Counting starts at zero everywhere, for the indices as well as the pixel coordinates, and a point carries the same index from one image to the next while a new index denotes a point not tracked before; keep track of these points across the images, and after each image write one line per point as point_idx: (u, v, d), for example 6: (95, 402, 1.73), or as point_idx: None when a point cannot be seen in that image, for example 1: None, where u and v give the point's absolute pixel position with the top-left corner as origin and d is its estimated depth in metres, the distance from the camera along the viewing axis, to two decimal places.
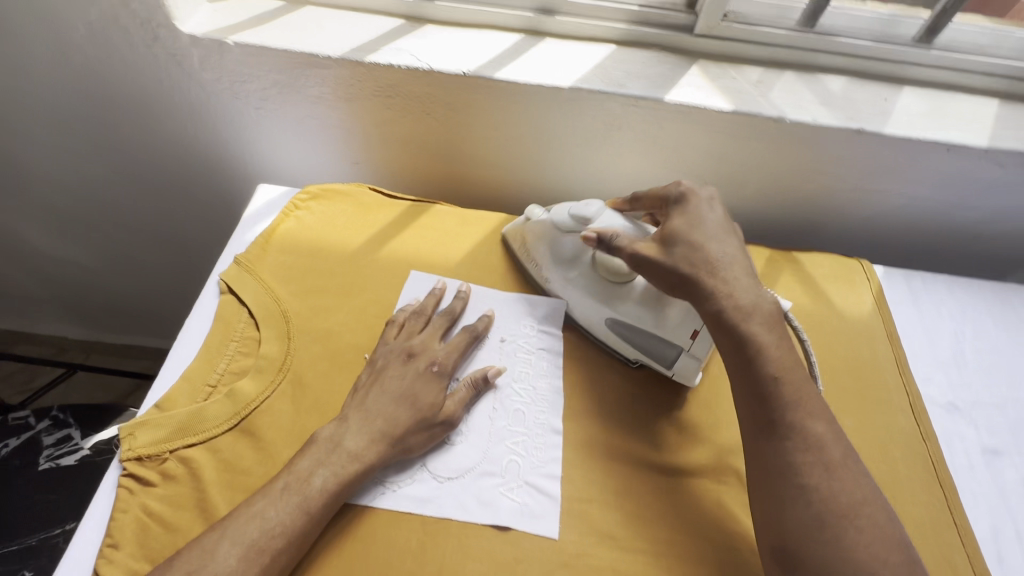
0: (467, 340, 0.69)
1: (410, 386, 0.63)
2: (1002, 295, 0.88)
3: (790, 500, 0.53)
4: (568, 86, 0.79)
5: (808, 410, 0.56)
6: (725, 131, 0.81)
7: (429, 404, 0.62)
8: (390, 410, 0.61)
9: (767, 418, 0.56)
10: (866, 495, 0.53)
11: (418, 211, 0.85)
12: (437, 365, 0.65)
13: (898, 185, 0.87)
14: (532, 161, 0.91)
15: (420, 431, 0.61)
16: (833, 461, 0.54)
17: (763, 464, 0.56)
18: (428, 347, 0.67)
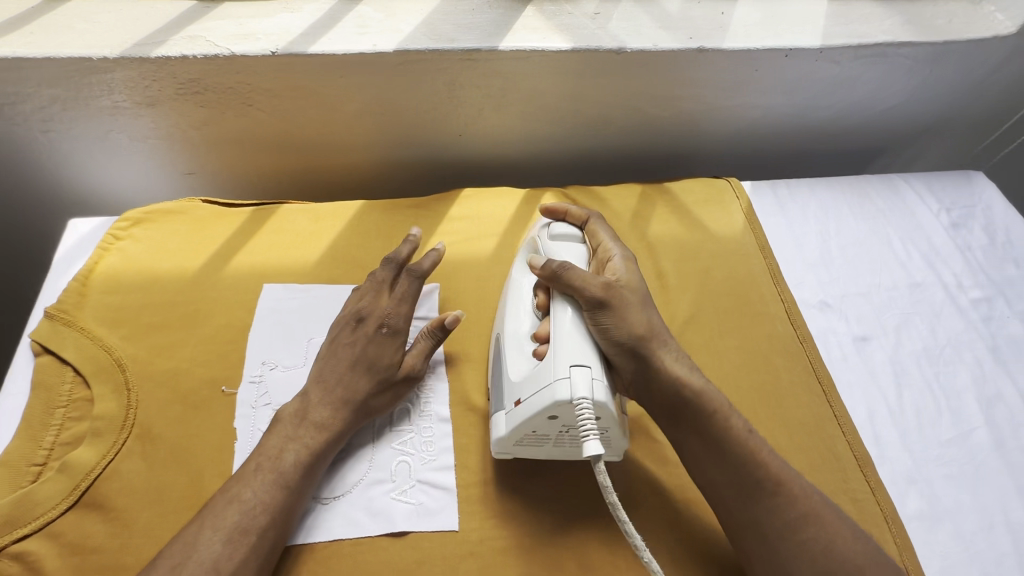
0: (413, 291, 0.64)
1: (361, 352, 0.60)
2: (859, 187, 0.92)
3: None
4: (393, 49, 0.72)
5: (786, 487, 0.52)
6: (570, 71, 0.78)
7: (385, 364, 0.60)
8: (345, 377, 0.59)
9: (756, 514, 0.52)
10: (867, 559, 0.51)
11: (264, 215, 0.77)
12: (387, 325, 0.61)
13: (749, 98, 0.87)
14: (382, 137, 0.84)
15: (383, 393, 0.60)
16: (828, 532, 0.51)
17: (777, 561, 0.51)
18: (374, 306, 0.62)
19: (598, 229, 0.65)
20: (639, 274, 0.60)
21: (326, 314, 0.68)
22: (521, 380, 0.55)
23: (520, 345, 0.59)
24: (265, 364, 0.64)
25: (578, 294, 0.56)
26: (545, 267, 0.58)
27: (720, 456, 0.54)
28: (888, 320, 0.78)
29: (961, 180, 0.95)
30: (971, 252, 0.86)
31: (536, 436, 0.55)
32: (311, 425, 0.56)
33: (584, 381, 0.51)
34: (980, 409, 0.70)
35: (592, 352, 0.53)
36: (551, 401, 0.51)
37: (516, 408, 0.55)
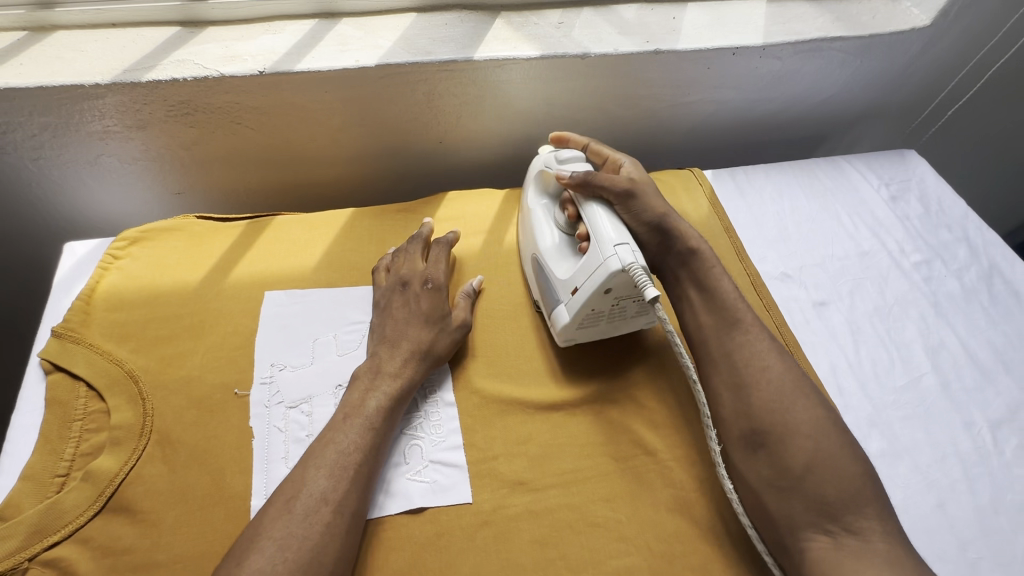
0: (444, 254, 0.76)
1: (417, 305, 0.69)
2: (808, 169, 1.01)
3: (784, 439, 0.57)
4: (376, 64, 0.77)
5: (759, 350, 0.63)
6: (540, 76, 0.84)
7: (440, 312, 0.70)
8: (408, 330, 0.67)
9: (737, 371, 0.62)
10: (824, 419, 0.58)
11: (259, 227, 0.80)
12: (431, 282, 0.72)
13: (704, 93, 0.95)
14: (367, 147, 0.88)
15: (441, 337, 0.68)
16: (791, 391, 0.60)
17: (748, 410, 0.60)
18: (415, 270, 0.73)
19: (600, 148, 0.79)
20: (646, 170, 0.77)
21: (329, 315, 0.72)
22: (575, 271, 0.67)
23: (557, 250, 0.72)
24: (275, 365, 0.67)
25: (607, 192, 0.70)
26: (572, 177, 0.70)
27: (710, 304, 0.67)
28: (842, 285, 0.86)
29: (896, 158, 1.05)
30: (910, 221, 0.96)
31: (594, 314, 0.67)
32: (363, 413, 0.60)
33: (628, 253, 0.62)
34: (927, 357, 0.79)
35: (626, 233, 0.65)
36: (603, 275, 0.62)
37: (575, 294, 0.66)
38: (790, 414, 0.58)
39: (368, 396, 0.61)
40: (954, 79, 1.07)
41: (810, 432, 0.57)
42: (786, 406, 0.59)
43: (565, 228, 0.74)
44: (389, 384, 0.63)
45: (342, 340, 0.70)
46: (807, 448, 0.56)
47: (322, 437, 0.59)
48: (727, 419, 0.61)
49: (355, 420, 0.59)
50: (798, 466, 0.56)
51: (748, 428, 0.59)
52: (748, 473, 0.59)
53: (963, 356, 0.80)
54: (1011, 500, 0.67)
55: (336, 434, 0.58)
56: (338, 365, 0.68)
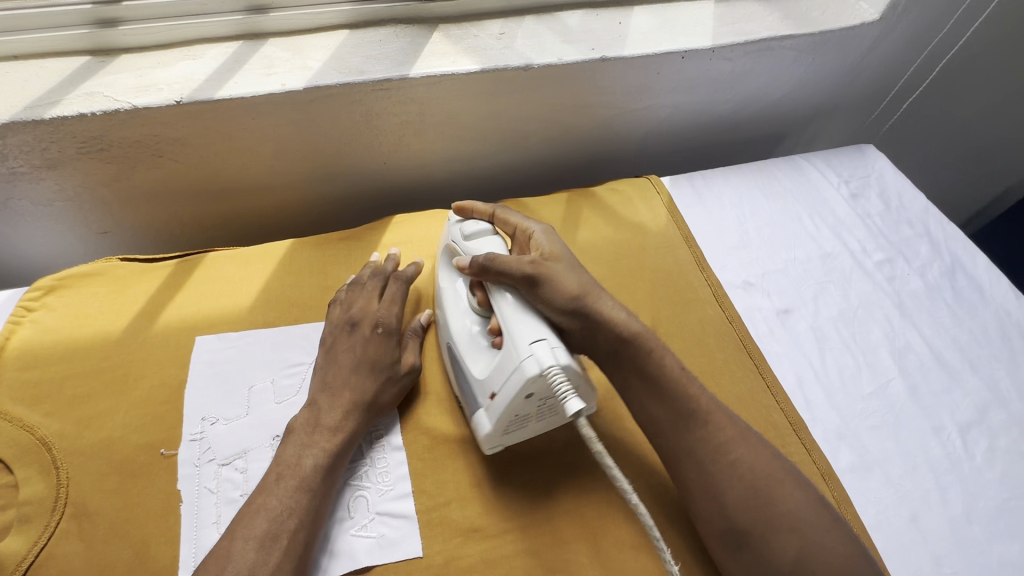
0: (400, 295, 0.70)
1: (363, 351, 0.64)
2: (767, 171, 0.99)
3: (770, 536, 0.54)
4: (303, 87, 0.72)
5: (723, 437, 0.58)
6: (483, 90, 0.80)
7: (387, 361, 0.64)
8: (351, 380, 0.62)
9: (702, 464, 0.57)
10: (809, 502, 0.55)
11: (190, 266, 0.75)
12: (381, 325, 0.66)
13: (657, 99, 0.93)
14: (306, 173, 0.84)
15: (385, 389, 0.63)
16: (759, 478, 0.56)
17: (721, 505, 0.56)
18: (367, 310, 0.67)
19: (507, 216, 0.71)
20: (561, 242, 0.67)
21: (266, 359, 0.67)
22: (490, 372, 0.59)
23: (469, 344, 0.63)
24: (206, 420, 0.62)
25: (512, 279, 0.61)
26: (473, 265, 0.64)
27: (657, 395, 0.59)
28: (805, 290, 0.84)
29: (855, 154, 1.03)
30: (871, 219, 0.94)
31: (517, 418, 0.58)
32: (299, 473, 0.55)
33: (546, 354, 0.55)
34: (893, 361, 0.77)
35: (543, 326, 0.58)
36: (523, 381, 0.55)
37: (493, 400, 0.58)
38: (767, 506, 0.54)
39: (303, 454, 0.57)
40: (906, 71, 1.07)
41: (791, 522, 0.53)
42: (762, 498, 0.55)
43: (479, 312, 0.65)
44: (328, 440, 0.58)
45: (281, 387, 0.65)
46: (792, 541, 0.53)
47: (250, 500, 0.54)
48: (703, 518, 0.57)
49: (290, 481, 0.55)
50: (785, 565, 0.52)
51: (727, 527, 0.55)
52: (736, 570, 0.56)
53: (929, 357, 0.78)
54: (985, 507, 0.66)
55: (266, 499, 0.54)
56: (276, 415, 0.63)
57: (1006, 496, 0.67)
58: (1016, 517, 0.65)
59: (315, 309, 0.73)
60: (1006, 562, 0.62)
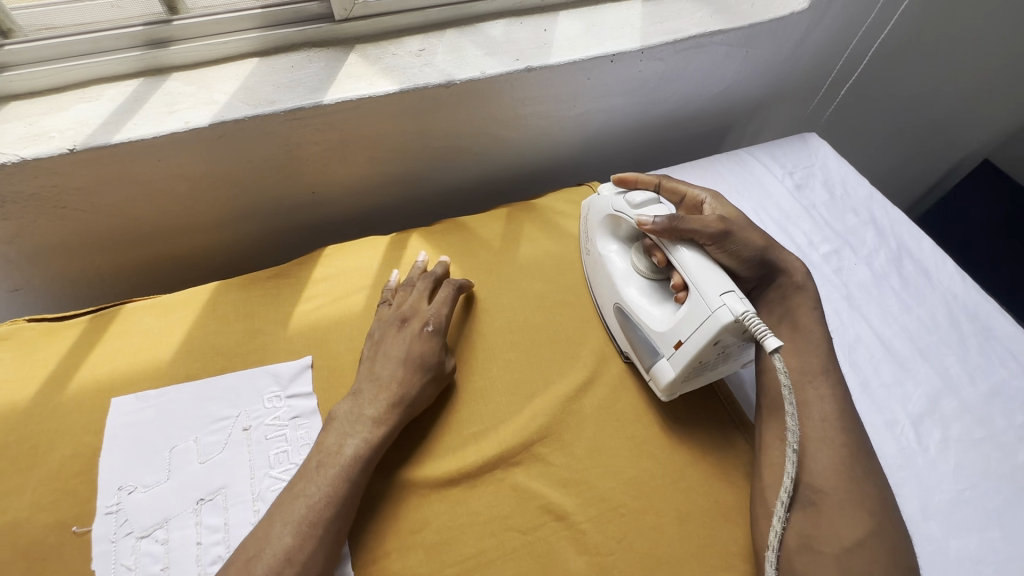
0: (450, 295, 0.71)
1: (411, 347, 0.64)
2: (711, 168, 0.98)
3: (841, 510, 0.54)
4: (209, 123, 0.68)
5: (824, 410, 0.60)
6: (406, 111, 0.77)
7: (432, 359, 0.64)
8: (399, 372, 0.62)
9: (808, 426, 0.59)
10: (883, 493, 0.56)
11: (105, 320, 0.71)
12: (431, 324, 0.67)
13: (592, 104, 0.90)
14: (228, 209, 0.80)
15: (427, 385, 0.63)
16: (855, 455, 0.57)
17: (810, 472, 0.57)
18: (416, 309, 0.68)
19: (676, 185, 0.76)
20: (732, 206, 0.74)
21: (186, 416, 0.63)
22: (675, 323, 0.61)
23: (646, 301, 0.67)
24: (122, 489, 0.58)
25: (701, 235, 0.63)
26: (656, 224, 0.63)
27: (798, 345, 0.65)
28: None
29: (798, 144, 1.02)
30: (815, 210, 0.93)
31: (699, 366, 0.61)
32: (338, 462, 0.56)
33: (738, 302, 0.56)
34: (843, 356, 0.76)
35: (727, 277, 0.59)
36: (715, 328, 0.56)
37: (680, 350, 0.60)
38: (856, 483, 0.55)
39: (344, 441, 0.57)
40: (842, 57, 1.07)
41: (873, 509, 0.54)
42: (858, 476, 0.56)
43: (648, 276, 0.69)
44: (368, 429, 0.58)
45: (205, 445, 0.61)
46: (865, 522, 0.53)
47: (290, 486, 0.55)
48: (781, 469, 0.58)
49: (329, 470, 0.55)
50: (847, 540, 0.53)
51: (805, 484, 0.56)
52: (788, 526, 0.55)
53: (879, 348, 0.77)
54: (940, 501, 0.65)
55: (305, 485, 0.55)
56: (200, 476, 0.59)
57: (961, 487, 0.66)
58: (972, 508, 0.64)
59: (242, 355, 0.69)
60: (964, 557, 0.61)
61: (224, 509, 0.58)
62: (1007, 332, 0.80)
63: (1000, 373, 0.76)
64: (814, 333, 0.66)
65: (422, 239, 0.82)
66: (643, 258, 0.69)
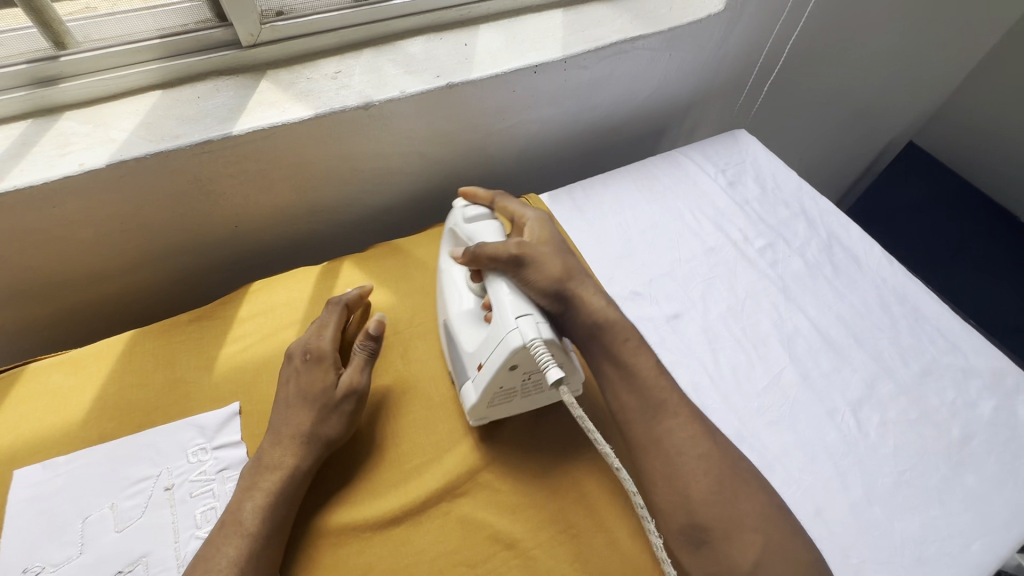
0: (337, 315, 0.66)
1: (298, 386, 0.61)
2: (646, 171, 0.98)
3: (727, 542, 0.53)
4: (106, 163, 0.64)
5: (680, 437, 0.58)
6: (324, 136, 0.74)
7: (320, 382, 0.61)
8: (289, 416, 0.59)
9: (675, 463, 0.57)
10: (767, 507, 0.55)
11: (5, 384, 0.65)
12: (309, 351, 0.63)
13: (521, 115, 0.89)
14: (142, 250, 0.75)
15: (324, 411, 0.59)
16: (724, 483, 0.56)
17: (688, 508, 0.55)
18: (298, 339, 0.65)
19: (507, 203, 0.74)
20: (551, 231, 0.71)
21: (98, 482, 0.58)
22: (478, 346, 0.60)
23: (470, 320, 0.65)
24: (27, 571, 0.53)
25: (501, 263, 0.62)
26: (465, 254, 0.63)
27: (629, 382, 0.62)
28: (694, 292, 0.82)
29: (729, 141, 1.04)
30: (748, 206, 0.95)
31: (503, 391, 0.60)
32: (246, 519, 0.53)
33: (531, 326, 0.56)
34: (783, 349, 0.77)
35: (528, 304, 0.59)
36: (507, 352, 0.55)
37: (479, 372, 0.59)
38: (733, 505, 0.55)
39: (248, 500, 0.54)
40: (762, 54, 1.10)
41: (758, 525, 0.54)
42: (727, 498, 0.55)
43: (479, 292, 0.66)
44: (275, 480, 0.55)
45: (122, 511, 0.57)
46: (754, 541, 0.53)
47: (209, 551, 0.52)
48: (665, 512, 0.56)
49: (239, 529, 0.53)
50: (745, 566, 0.52)
51: (687, 521, 0.55)
52: (693, 571, 0.54)
53: (816, 338, 0.78)
54: (883, 485, 0.66)
55: (223, 550, 0.52)
56: (117, 546, 0.55)
57: (901, 469, 0.67)
58: (912, 489, 0.66)
59: (161, 408, 0.64)
60: (908, 538, 0.62)
61: None
62: (933, 311, 0.83)
63: (931, 351, 0.78)
64: (642, 364, 0.63)
65: (355, 266, 0.79)
66: (470, 284, 0.67)
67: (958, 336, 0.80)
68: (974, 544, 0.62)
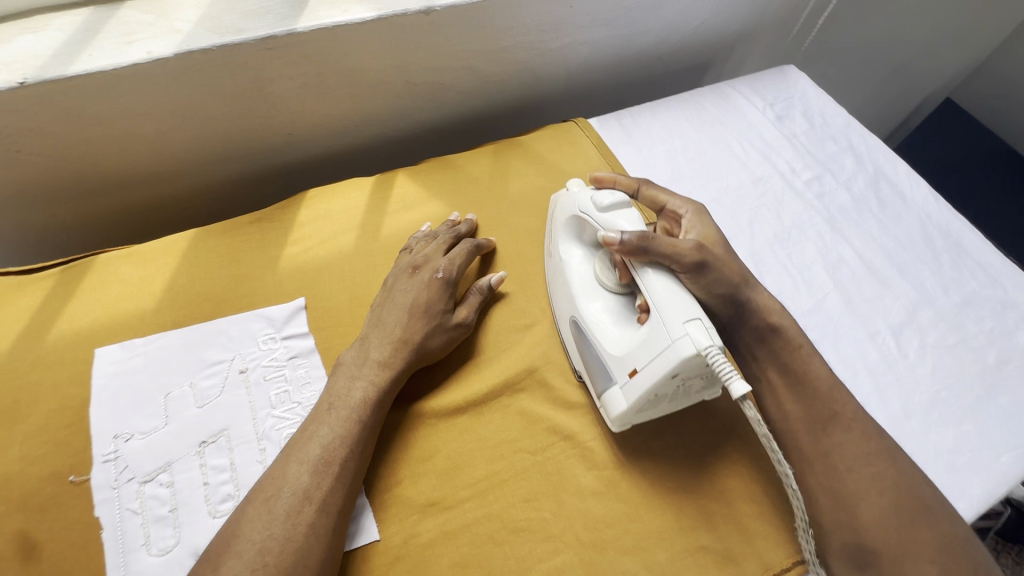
0: (467, 250, 0.68)
1: (420, 297, 0.63)
2: (693, 101, 0.97)
3: (897, 575, 0.49)
4: (172, 53, 0.63)
5: (845, 458, 0.53)
6: (385, 41, 0.73)
7: (439, 309, 0.63)
8: (404, 321, 0.61)
9: (845, 483, 0.53)
10: (950, 542, 0.50)
11: (74, 273, 0.67)
12: (442, 273, 0.65)
13: (575, 34, 0.88)
14: (198, 150, 0.76)
15: (436, 335, 0.61)
16: (906, 515, 0.51)
17: (858, 531, 0.51)
18: (431, 258, 0.66)
19: (655, 195, 0.68)
20: (714, 227, 0.65)
21: (177, 363, 0.61)
22: (632, 350, 0.55)
23: (606, 320, 0.60)
24: (118, 437, 0.56)
25: (672, 262, 0.56)
26: (625, 243, 0.55)
27: (802, 390, 0.57)
28: (742, 220, 0.83)
29: (778, 77, 1.02)
30: (797, 139, 0.94)
31: (654, 398, 0.55)
32: (349, 404, 0.55)
33: (702, 332, 0.50)
34: (828, 276, 0.78)
35: (695, 305, 0.52)
36: (673, 361, 0.50)
37: (633, 379, 0.54)
38: (906, 532, 0.50)
39: (353, 386, 0.56)
40: None
41: (933, 556, 0.49)
42: (903, 523, 0.51)
43: (616, 290, 0.62)
44: (375, 372, 0.57)
45: (201, 389, 0.60)
46: (932, 574, 0.49)
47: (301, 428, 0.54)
48: (827, 531, 0.53)
49: (340, 412, 0.54)
50: None
51: (852, 543, 0.51)
52: None
53: (860, 267, 0.80)
54: (920, 402, 0.68)
55: (317, 426, 0.54)
56: (200, 420, 0.58)
57: (938, 388, 0.70)
58: (948, 406, 0.68)
59: (230, 300, 0.66)
60: (941, 449, 0.65)
61: (228, 450, 0.57)
62: (976, 247, 0.84)
63: (971, 284, 0.80)
64: (817, 372, 0.58)
65: (408, 178, 0.79)
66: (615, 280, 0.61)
67: (999, 271, 0.81)
68: (1003, 456, 0.66)
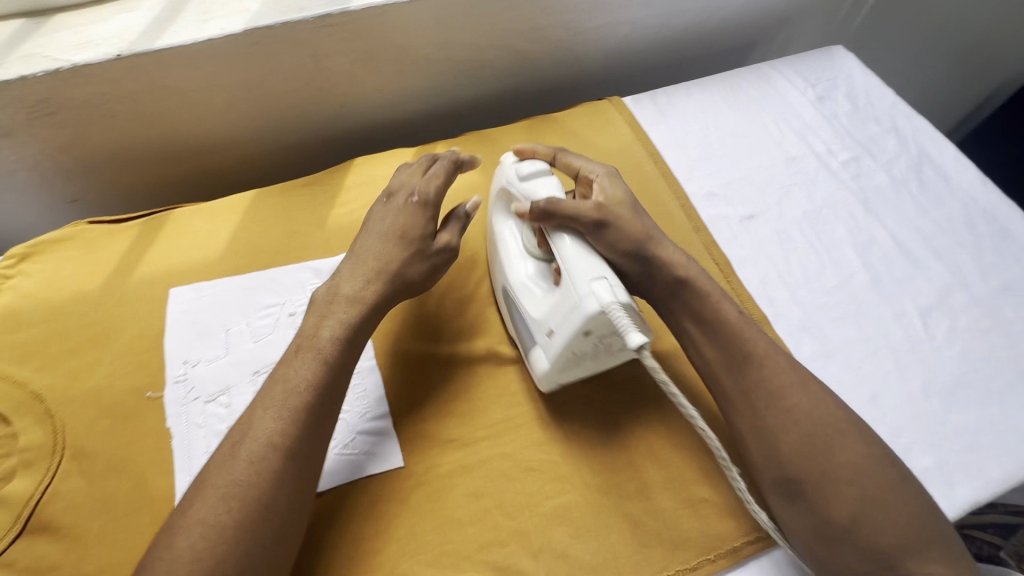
0: (444, 170, 0.68)
1: (394, 224, 0.63)
2: (731, 80, 0.97)
3: (822, 497, 0.51)
4: (242, 29, 0.71)
5: (761, 393, 0.56)
6: (430, 20, 0.79)
7: (415, 234, 0.63)
8: (378, 251, 0.62)
9: (764, 419, 0.55)
10: (874, 465, 0.51)
11: (155, 224, 0.76)
12: (415, 195, 0.65)
13: (613, 14, 0.90)
14: (261, 120, 0.84)
15: (413, 262, 0.63)
16: (822, 437, 0.52)
17: (779, 460, 0.53)
18: (406, 183, 0.67)
19: (570, 160, 0.69)
20: (624, 188, 0.65)
21: (236, 304, 0.69)
22: (549, 312, 0.58)
23: (533, 286, 0.63)
24: (187, 362, 0.65)
25: (576, 224, 0.58)
26: (533, 210, 0.58)
27: (713, 337, 0.59)
28: (772, 198, 0.84)
29: (823, 57, 1.01)
30: (837, 120, 0.93)
31: (573, 355, 0.58)
32: (317, 345, 0.56)
33: (607, 290, 0.52)
34: (858, 256, 0.78)
35: (602, 265, 0.55)
36: (582, 317, 0.53)
37: (550, 339, 0.57)
38: (825, 458, 0.52)
39: (321, 325, 0.58)
40: None
41: (851, 475, 0.50)
42: (822, 449, 0.52)
43: (539, 257, 0.64)
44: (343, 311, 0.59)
45: (256, 327, 0.68)
46: (851, 494, 0.50)
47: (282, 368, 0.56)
48: (757, 466, 0.55)
49: (307, 354, 0.55)
50: (842, 517, 0.50)
51: (779, 474, 0.53)
52: (790, 520, 0.53)
53: (893, 248, 0.79)
54: (943, 383, 0.68)
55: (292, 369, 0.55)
56: (254, 353, 0.66)
57: (965, 370, 0.69)
58: (974, 389, 0.68)
59: (284, 253, 0.74)
60: (962, 429, 0.65)
61: None
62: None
63: (1014, 270, 0.77)
64: (728, 309, 0.60)
65: (447, 150, 0.85)
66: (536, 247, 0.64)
67: None
68: None
